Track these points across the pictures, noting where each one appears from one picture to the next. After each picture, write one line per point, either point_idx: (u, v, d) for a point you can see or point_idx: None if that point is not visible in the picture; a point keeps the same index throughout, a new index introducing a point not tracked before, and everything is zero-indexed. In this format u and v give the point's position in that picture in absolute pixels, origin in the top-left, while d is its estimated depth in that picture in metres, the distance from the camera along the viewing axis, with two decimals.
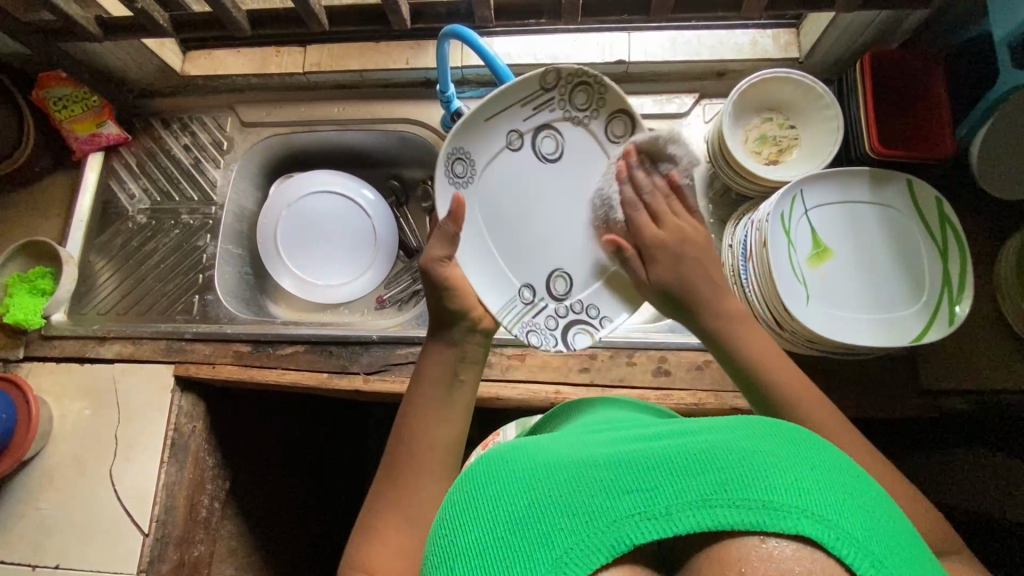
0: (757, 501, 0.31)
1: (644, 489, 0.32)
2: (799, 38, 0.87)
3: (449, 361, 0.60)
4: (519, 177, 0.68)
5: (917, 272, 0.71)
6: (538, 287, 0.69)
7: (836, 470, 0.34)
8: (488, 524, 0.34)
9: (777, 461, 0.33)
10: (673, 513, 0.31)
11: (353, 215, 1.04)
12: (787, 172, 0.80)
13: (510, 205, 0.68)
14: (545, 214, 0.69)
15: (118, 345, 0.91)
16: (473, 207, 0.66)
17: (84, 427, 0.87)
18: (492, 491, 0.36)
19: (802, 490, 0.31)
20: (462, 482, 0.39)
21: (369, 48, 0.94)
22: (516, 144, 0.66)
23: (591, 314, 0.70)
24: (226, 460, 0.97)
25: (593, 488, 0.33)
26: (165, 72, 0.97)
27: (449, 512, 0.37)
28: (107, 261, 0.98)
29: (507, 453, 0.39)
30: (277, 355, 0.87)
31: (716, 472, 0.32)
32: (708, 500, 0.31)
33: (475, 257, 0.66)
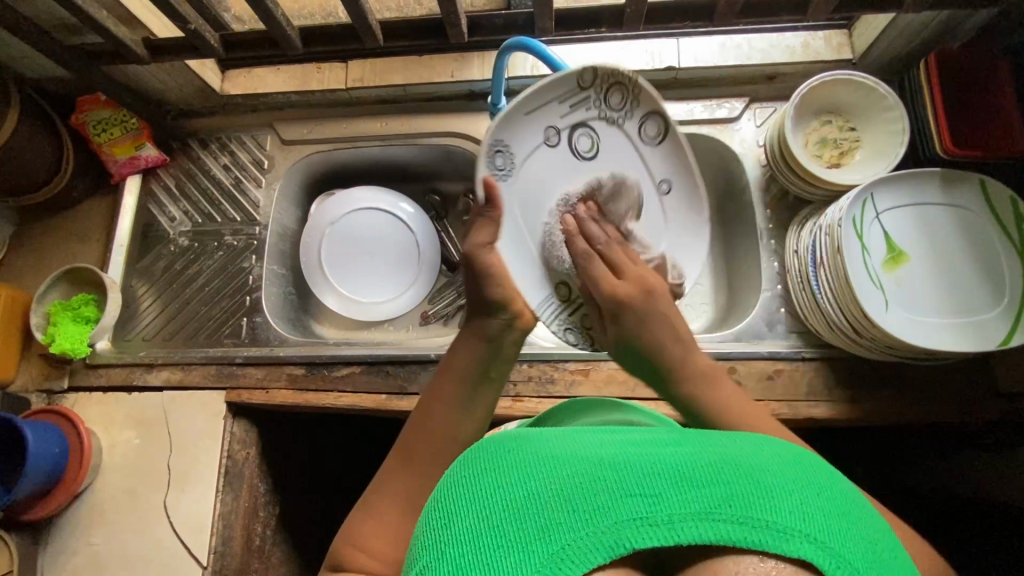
0: (758, 520, 0.29)
1: (647, 494, 0.31)
2: (851, 39, 0.86)
3: (483, 354, 0.57)
4: (555, 173, 0.68)
5: (993, 278, 0.70)
6: (577, 288, 0.69)
7: (837, 500, 0.32)
8: (486, 510, 0.32)
9: (782, 485, 0.32)
10: (679, 521, 0.30)
11: (396, 230, 1.02)
12: (852, 176, 0.78)
13: (546, 208, 0.68)
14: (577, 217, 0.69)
15: (167, 371, 0.89)
16: (513, 206, 0.65)
17: (135, 458, 0.85)
18: (488, 479, 0.34)
19: (804, 515, 0.30)
20: (458, 469, 0.37)
21: (413, 62, 0.93)
22: (552, 140, 0.66)
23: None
24: (277, 487, 0.94)
25: (597, 488, 0.31)
26: (204, 92, 0.95)
27: (447, 497, 0.35)
28: (150, 285, 0.96)
29: (506, 442, 0.37)
30: (333, 377, 0.85)
31: (719, 485, 0.31)
32: (709, 512, 0.30)
33: (512, 258, 0.65)
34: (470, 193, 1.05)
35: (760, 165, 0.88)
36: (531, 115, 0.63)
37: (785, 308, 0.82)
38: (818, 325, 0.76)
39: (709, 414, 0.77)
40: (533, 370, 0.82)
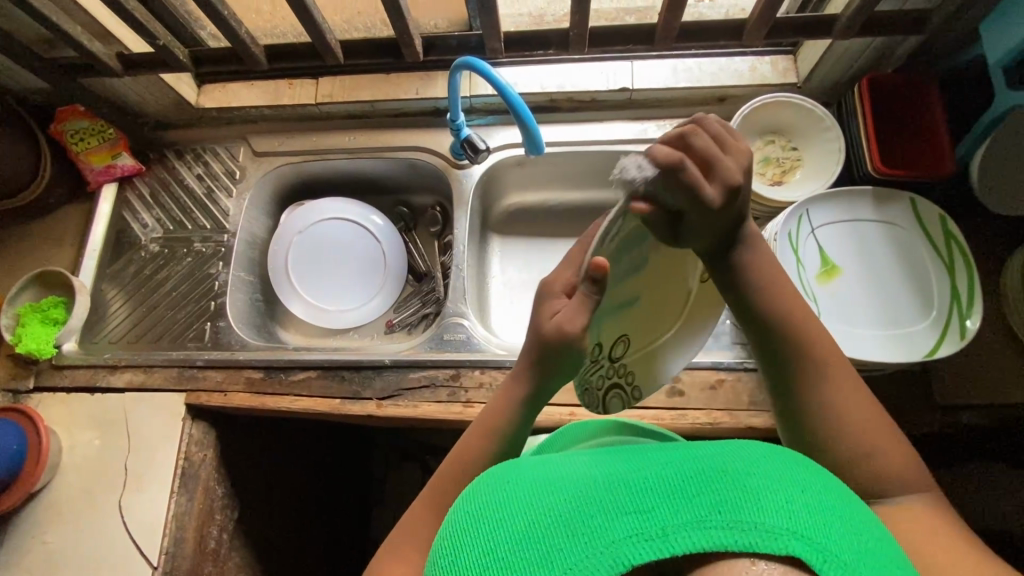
0: (749, 523, 0.31)
1: (641, 510, 0.33)
2: (797, 63, 0.89)
3: (530, 401, 0.56)
4: None
5: (924, 291, 0.72)
6: (605, 345, 0.54)
7: (831, 501, 0.34)
8: (492, 542, 0.35)
9: (769, 490, 0.33)
10: (671, 533, 0.31)
11: (363, 241, 1.05)
12: (792, 193, 0.81)
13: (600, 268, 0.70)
14: None
15: (129, 374, 0.91)
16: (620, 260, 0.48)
17: (92, 457, 0.86)
18: (497, 509, 0.37)
19: (789, 515, 0.32)
20: (469, 501, 0.41)
21: (380, 79, 0.97)
22: None
23: (630, 383, 0.57)
24: (236, 492, 0.95)
25: (598, 508, 0.34)
26: (180, 105, 0.99)
27: (457, 528, 0.38)
28: (119, 290, 0.99)
29: (512, 474, 0.41)
30: (290, 381, 0.87)
31: (711, 496, 0.32)
32: (702, 521, 0.31)
33: None
34: (438, 206, 1.09)
35: None
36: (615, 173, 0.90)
37: (730, 319, 0.84)
38: None
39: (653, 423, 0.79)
40: (485, 377, 0.84)
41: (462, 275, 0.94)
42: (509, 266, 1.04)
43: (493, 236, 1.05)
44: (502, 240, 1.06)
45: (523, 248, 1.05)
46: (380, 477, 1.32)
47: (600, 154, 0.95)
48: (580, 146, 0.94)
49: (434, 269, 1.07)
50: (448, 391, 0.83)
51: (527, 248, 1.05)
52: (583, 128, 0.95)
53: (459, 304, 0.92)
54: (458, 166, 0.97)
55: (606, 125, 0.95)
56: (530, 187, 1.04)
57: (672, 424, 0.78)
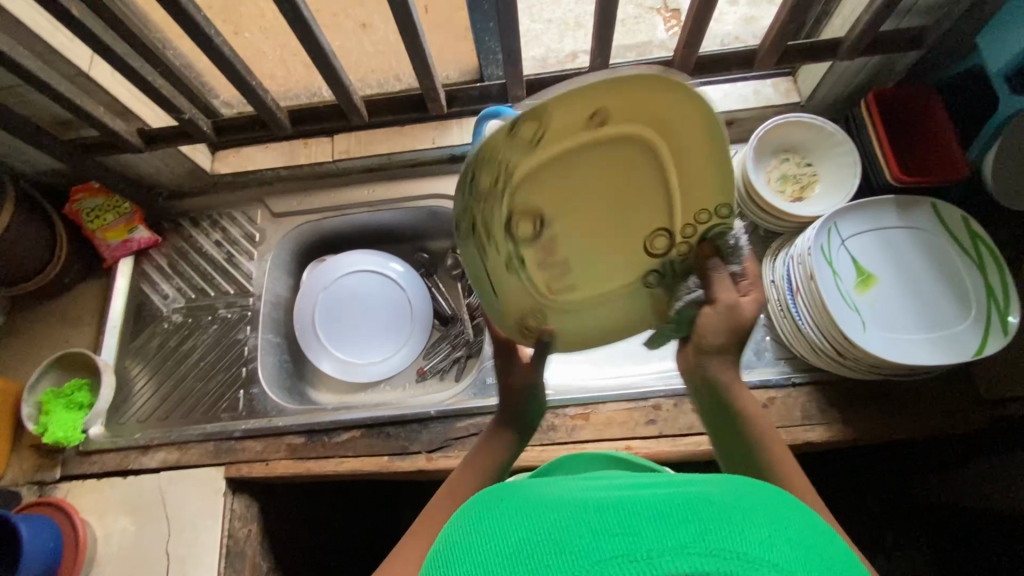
0: (733, 553, 0.29)
1: (628, 532, 0.30)
2: (797, 84, 0.94)
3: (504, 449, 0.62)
4: None
5: (957, 292, 0.74)
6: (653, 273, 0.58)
7: (818, 541, 0.32)
8: (478, 558, 0.33)
9: (764, 523, 0.31)
10: (657, 558, 0.29)
11: (388, 291, 1.05)
12: (814, 208, 0.84)
13: None
14: None
15: (163, 452, 0.87)
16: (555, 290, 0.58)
17: (132, 545, 0.82)
18: (489, 525, 0.35)
19: (778, 546, 0.30)
20: (462, 519, 0.38)
21: (395, 132, 0.98)
22: None
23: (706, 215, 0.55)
24: (280, 568, 0.90)
25: (583, 528, 0.31)
26: (195, 173, 0.99)
27: (441, 547, 0.36)
28: (143, 365, 0.96)
29: (507, 494, 0.39)
30: (334, 443, 0.84)
31: (696, 521, 0.30)
32: (685, 548, 0.29)
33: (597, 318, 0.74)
34: (457, 248, 1.09)
35: (729, 204, 0.93)
36: None
37: (771, 337, 0.85)
38: (804, 350, 0.79)
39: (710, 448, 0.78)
40: None
41: None
42: None
43: None
44: None
45: None
46: None
47: None
48: None
49: (460, 311, 1.06)
50: None
51: None
52: None
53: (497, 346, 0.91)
54: None
55: None
56: None
57: None
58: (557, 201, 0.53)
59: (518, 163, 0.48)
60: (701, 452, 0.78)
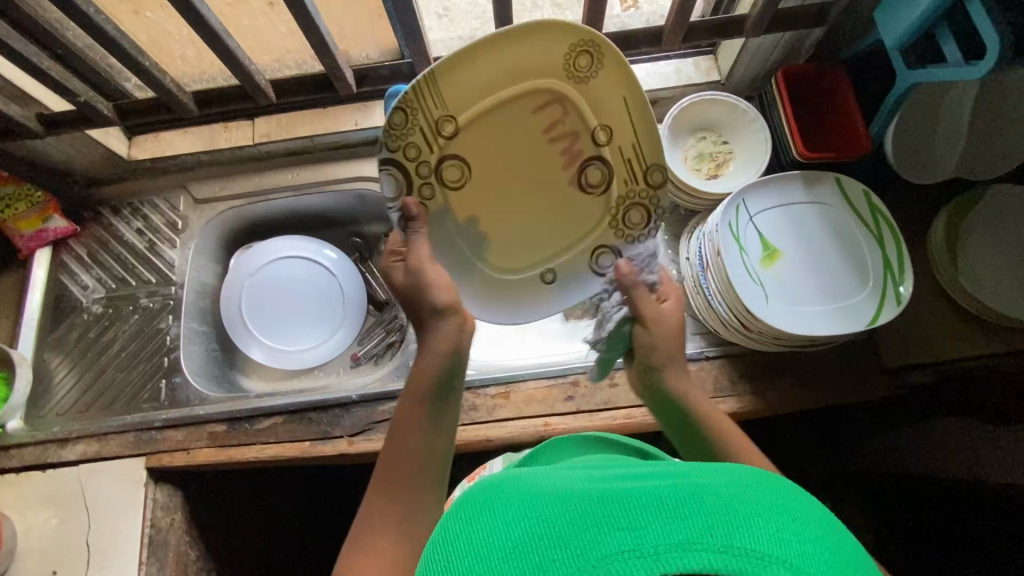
0: (738, 548, 0.31)
1: (633, 528, 0.33)
2: (717, 62, 0.94)
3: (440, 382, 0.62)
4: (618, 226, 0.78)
5: (857, 266, 0.76)
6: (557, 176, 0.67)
7: (818, 525, 0.34)
8: (480, 551, 0.36)
9: (761, 512, 0.34)
10: (662, 553, 0.31)
11: (319, 277, 1.04)
12: (728, 185, 0.85)
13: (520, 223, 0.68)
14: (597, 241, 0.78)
15: (83, 444, 0.86)
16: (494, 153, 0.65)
17: (51, 538, 0.81)
18: (492, 518, 0.38)
19: (782, 541, 0.32)
20: (466, 510, 0.41)
21: (317, 113, 0.96)
22: None
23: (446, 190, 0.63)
24: (212, 554, 0.90)
25: (590, 522, 0.34)
26: (111, 159, 0.96)
27: (444, 542, 0.38)
28: (64, 356, 0.94)
29: (514, 487, 0.42)
30: (255, 430, 0.84)
31: (703, 518, 0.33)
32: (691, 543, 0.31)
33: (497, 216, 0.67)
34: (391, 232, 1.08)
35: None
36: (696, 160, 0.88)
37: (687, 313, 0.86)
38: (715, 325, 0.80)
39: (625, 422, 0.80)
40: None
41: None
42: None
43: None
44: None
45: None
46: None
47: None
48: None
49: (394, 296, 1.06)
50: None
51: None
52: None
53: None
54: None
55: None
56: None
57: (643, 421, 0.79)
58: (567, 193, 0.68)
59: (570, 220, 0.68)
60: (617, 427, 0.80)
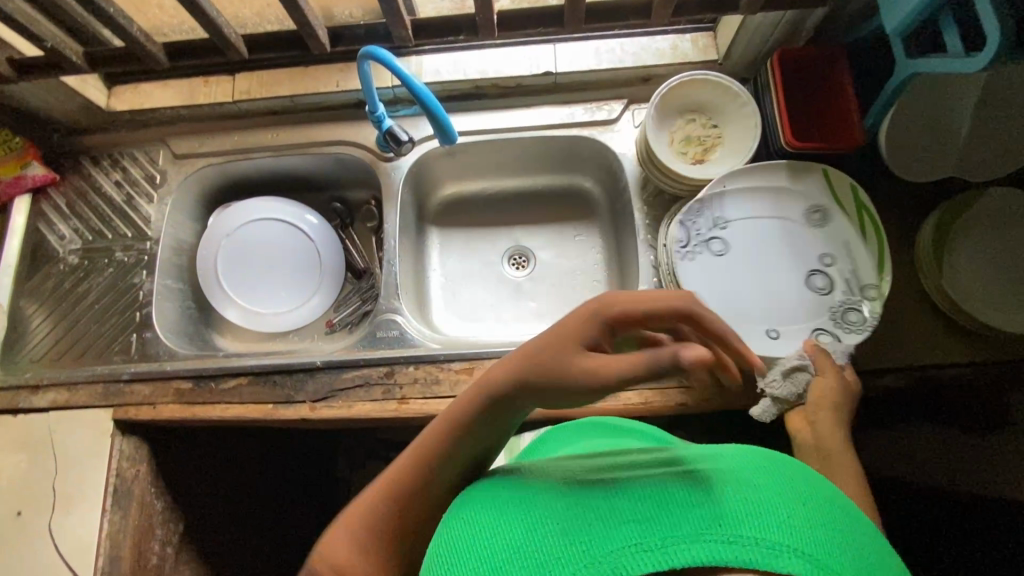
0: (748, 538, 0.31)
1: (637, 520, 0.33)
2: (715, 40, 0.90)
3: (472, 433, 0.49)
4: (799, 306, 0.75)
5: (822, 275, 0.75)
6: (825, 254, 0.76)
7: (817, 503, 0.34)
8: (487, 550, 0.34)
9: (770, 504, 0.33)
10: (671, 546, 0.31)
11: (297, 241, 1.03)
12: (713, 170, 0.82)
13: (767, 283, 0.76)
14: (780, 308, 0.75)
15: (53, 393, 0.87)
16: (749, 229, 0.78)
17: (20, 482, 0.83)
18: (485, 521, 0.37)
19: (790, 527, 0.31)
20: (460, 515, 0.40)
21: (299, 72, 0.95)
22: (716, 249, 0.78)
23: (712, 242, 0.78)
24: (179, 506, 0.93)
25: (600, 516, 0.34)
26: (90, 109, 0.95)
27: (441, 547, 0.37)
28: (39, 305, 0.94)
29: (509, 485, 0.41)
30: (220, 390, 0.85)
31: (708, 507, 0.32)
32: (700, 534, 0.31)
33: (761, 291, 0.76)
34: (373, 200, 1.07)
35: (637, 164, 0.91)
36: (680, 134, 0.85)
37: None
38: None
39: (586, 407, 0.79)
40: (420, 372, 0.83)
41: (394, 270, 0.92)
42: (449, 258, 1.05)
43: (432, 229, 1.06)
44: (441, 232, 1.06)
45: (461, 237, 1.06)
46: (343, 478, 1.30)
47: (531, 140, 0.96)
48: (509, 133, 0.95)
49: (372, 264, 1.05)
50: (382, 388, 0.82)
51: (468, 237, 1.06)
52: (511, 115, 0.95)
53: (393, 300, 0.91)
54: (386, 159, 0.95)
55: (533, 110, 0.95)
56: (466, 177, 1.05)
57: (605, 407, 0.78)
58: (767, 264, 0.77)
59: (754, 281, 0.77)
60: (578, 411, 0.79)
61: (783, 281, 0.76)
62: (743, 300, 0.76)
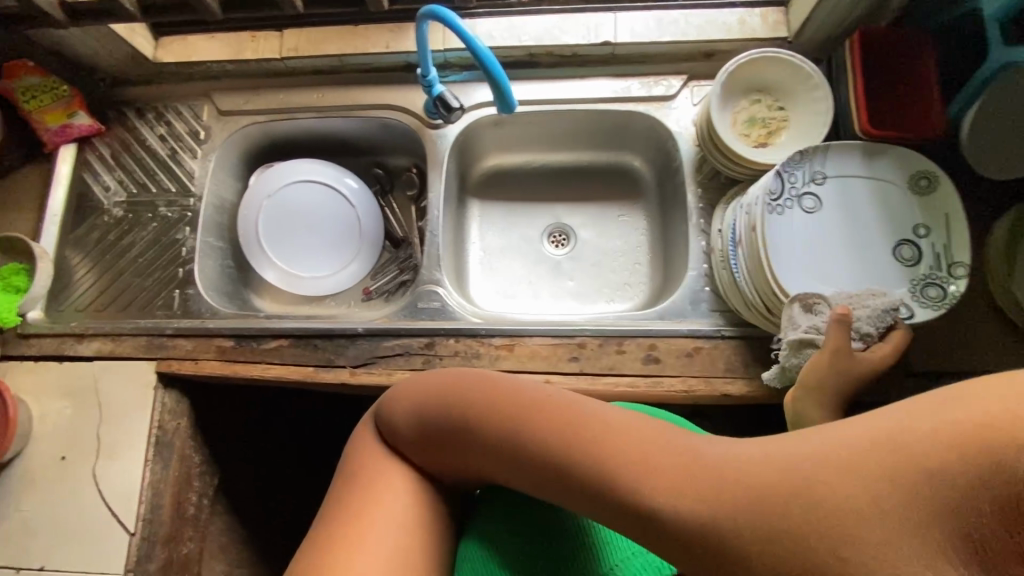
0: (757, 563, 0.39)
1: None
2: (788, 16, 0.85)
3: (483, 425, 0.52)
4: (873, 277, 0.70)
5: (911, 246, 0.69)
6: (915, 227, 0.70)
7: None
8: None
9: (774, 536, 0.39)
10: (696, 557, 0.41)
11: (336, 204, 1.02)
12: (777, 155, 0.78)
13: (850, 248, 0.71)
14: (854, 276, 0.70)
15: (98, 342, 0.89)
16: (843, 187, 0.72)
17: (66, 426, 0.85)
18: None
19: None
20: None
21: (348, 31, 0.92)
22: (807, 206, 0.72)
23: (799, 194, 0.71)
24: (214, 460, 0.95)
25: None
26: (136, 59, 0.94)
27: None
28: (83, 256, 0.95)
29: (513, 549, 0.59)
30: (261, 350, 0.85)
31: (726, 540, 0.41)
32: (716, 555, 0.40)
33: (838, 253, 0.71)
34: (414, 167, 1.05)
35: (694, 145, 0.88)
36: (744, 111, 0.82)
37: (710, 287, 0.83)
38: (738, 304, 0.77)
39: (628, 391, 0.78)
40: (460, 345, 0.82)
41: (436, 242, 0.91)
42: (488, 231, 1.03)
43: (472, 200, 1.04)
44: (481, 204, 1.04)
45: (502, 211, 1.04)
46: None
47: (582, 113, 0.92)
48: (561, 105, 0.91)
49: (411, 234, 1.04)
50: (422, 358, 0.82)
51: (508, 210, 1.04)
52: (564, 86, 0.92)
53: (434, 271, 0.90)
54: (433, 125, 0.93)
55: (587, 81, 0.91)
56: (511, 147, 1.02)
57: (648, 392, 0.77)
58: (853, 228, 0.72)
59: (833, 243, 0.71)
60: (618, 395, 0.78)
61: (868, 247, 0.71)
62: (819, 262, 0.71)
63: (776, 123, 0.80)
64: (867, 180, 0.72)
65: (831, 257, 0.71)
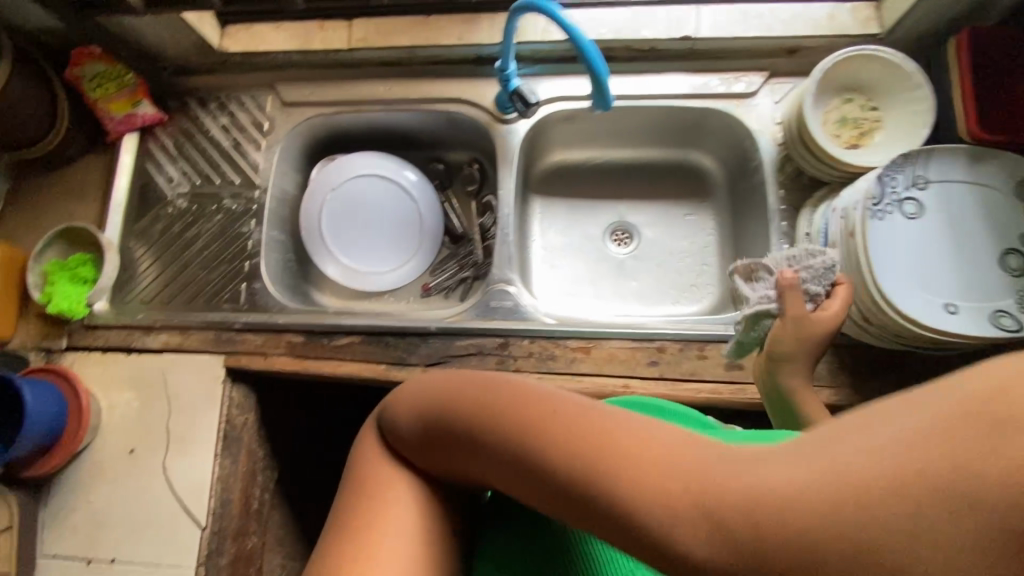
0: None
1: None
2: (880, 12, 0.82)
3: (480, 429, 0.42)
4: (980, 286, 0.67)
5: (1019, 256, 0.67)
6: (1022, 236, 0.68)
7: None
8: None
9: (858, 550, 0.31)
10: None
11: (399, 199, 1.00)
12: (870, 157, 0.76)
13: (954, 256, 0.69)
14: (958, 285, 0.68)
15: (165, 334, 0.88)
16: (948, 192, 0.70)
17: (134, 419, 0.85)
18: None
19: None
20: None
21: (420, 22, 0.90)
22: (909, 210, 0.69)
23: (901, 199, 0.69)
24: (275, 454, 0.94)
25: None
26: (202, 48, 0.92)
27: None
28: (147, 247, 0.94)
29: None
30: (332, 346, 0.84)
31: None
32: None
33: (942, 262, 0.69)
34: (475, 162, 1.03)
35: (776, 144, 0.85)
36: (834, 111, 0.79)
37: None
38: None
39: (708, 397, 0.76)
40: (534, 346, 0.81)
41: (507, 240, 0.89)
42: (551, 229, 1.01)
43: (534, 196, 1.02)
44: (544, 200, 1.02)
45: (564, 208, 1.02)
46: None
47: (658, 109, 0.90)
48: (636, 100, 0.89)
49: (471, 231, 1.02)
50: (496, 358, 0.81)
51: (572, 207, 1.02)
52: (640, 81, 0.89)
53: (506, 269, 0.88)
54: (504, 120, 0.91)
55: (665, 76, 0.89)
56: (577, 143, 0.99)
57: (729, 399, 0.75)
58: (957, 235, 0.69)
59: (936, 251, 0.69)
60: (699, 401, 0.76)
61: (973, 256, 0.68)
62: (922, 269, 0.69)
63: (868, 123, 0.78)
64: (972, 187, 0.69)
65: (934, 265, 0.69)
